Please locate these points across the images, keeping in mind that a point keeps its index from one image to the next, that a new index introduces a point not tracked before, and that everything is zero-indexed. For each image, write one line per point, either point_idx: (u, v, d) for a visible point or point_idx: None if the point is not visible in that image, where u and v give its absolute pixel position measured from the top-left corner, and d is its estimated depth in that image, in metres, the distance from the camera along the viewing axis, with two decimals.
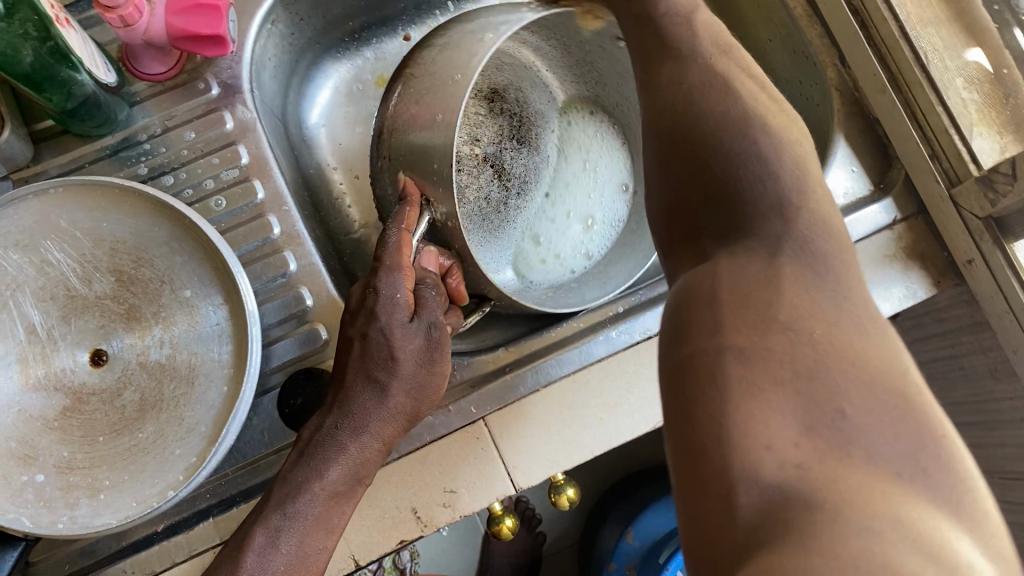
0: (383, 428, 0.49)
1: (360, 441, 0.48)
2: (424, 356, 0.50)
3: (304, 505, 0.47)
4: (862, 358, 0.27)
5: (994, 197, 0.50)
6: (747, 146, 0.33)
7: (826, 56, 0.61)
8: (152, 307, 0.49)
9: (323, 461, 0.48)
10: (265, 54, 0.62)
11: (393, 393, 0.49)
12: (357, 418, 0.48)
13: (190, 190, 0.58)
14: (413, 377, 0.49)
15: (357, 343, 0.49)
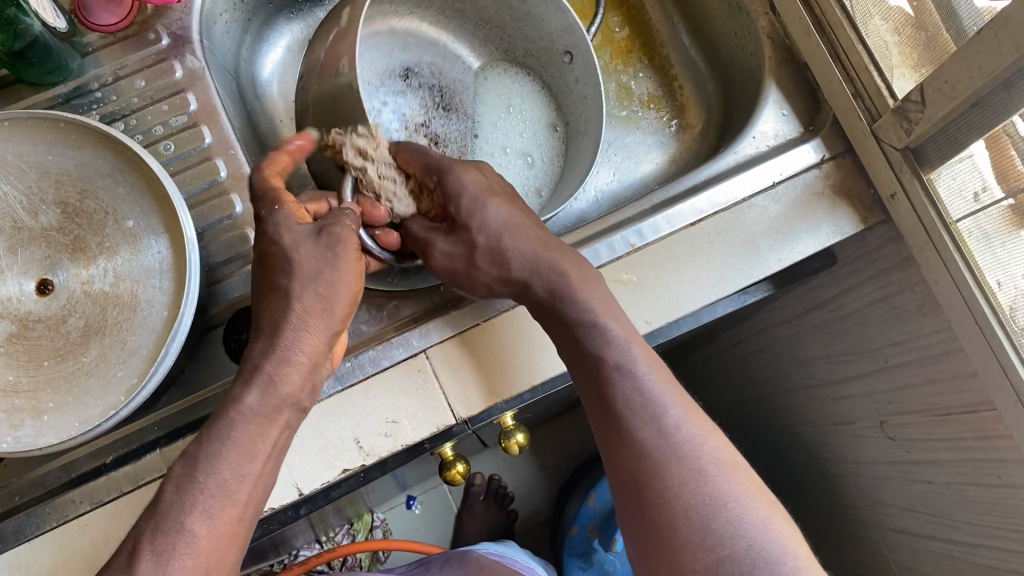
0: (301, 339, 0.47)
1: (273, 360, 0.46)
2: (326, 252, 0.48)
3: (223, 429, 0.44)
4: None
5: (909, 126, 0.53)
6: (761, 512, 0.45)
7: (758, 6, 0.63)
8: (97, 238, 0.51)
9: (238, 387, 0.46)
10: (216, 8, 0.64)
11: (300, 297, 0.47)
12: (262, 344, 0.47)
13: (140, 135, 0.59)
14: (316, 274, 0.48)
15: (256, 266, 0.50)
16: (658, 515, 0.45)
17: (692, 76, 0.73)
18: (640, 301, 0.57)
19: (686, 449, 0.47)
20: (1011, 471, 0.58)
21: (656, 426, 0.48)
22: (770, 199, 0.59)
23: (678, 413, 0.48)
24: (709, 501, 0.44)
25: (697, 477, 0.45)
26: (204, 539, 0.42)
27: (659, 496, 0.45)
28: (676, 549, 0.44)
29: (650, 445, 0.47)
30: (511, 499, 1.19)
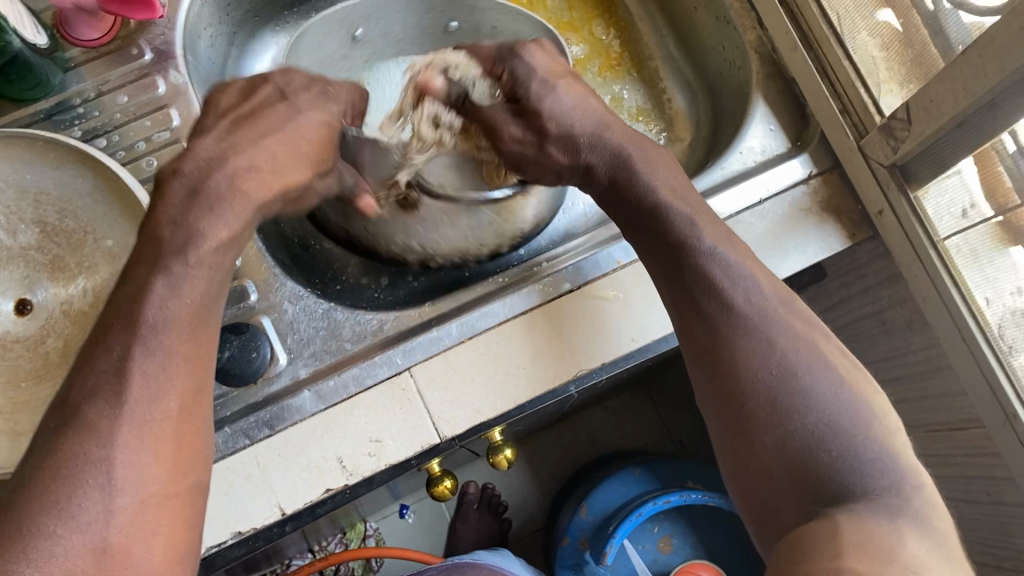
0: (304, 109, 0.47)
1: (241, 199, 0.42)
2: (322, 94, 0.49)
3: (188, 250, 0.39)
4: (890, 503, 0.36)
5: (895, 144, 0.52)
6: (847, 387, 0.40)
7: (745, 20, 0.63)
8: (76, 258, 0.51)
9: (206, 219, 0.40)
10: (198, 23, 0.64)
11: (301, 112, 0.46)
12: (243, 163, 0.42)
13: (123, 151, 0.59)
14: (312, 109, 0.47)
15: (229, 108, 0.46)
16: (728, 383, 0.42)
17: (681, 89, 0.72)
18: (627, 320, 0.57)
19: (761, 318, 0.42)
20: (1001, 488, 0.57)
21: (732, 306, 0.43)
22: (756, 216, 0.58)
23: (756, 289, 0.43)
24: (786, 369, 0.41)
25: (777, 352, 0.41)
26: (162, 420, 0.35)
27: (739, 362, 0.41)
28: (742, 402, 0.41)
29: (729, 326, 0.42)
30: (504, 507, 1.17)
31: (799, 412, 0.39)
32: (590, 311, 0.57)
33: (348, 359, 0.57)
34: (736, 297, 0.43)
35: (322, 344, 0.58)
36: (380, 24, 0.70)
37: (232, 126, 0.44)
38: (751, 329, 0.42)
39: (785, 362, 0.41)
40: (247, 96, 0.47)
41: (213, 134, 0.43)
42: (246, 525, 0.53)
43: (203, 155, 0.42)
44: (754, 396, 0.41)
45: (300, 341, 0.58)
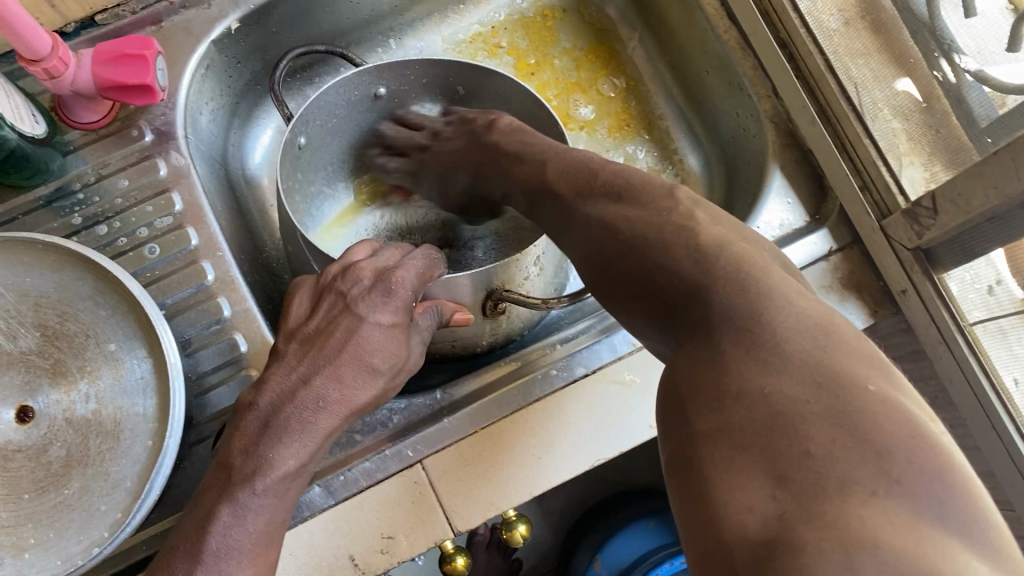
0: (368, 312, 0.46)
1: (325, 420, 0.44)
2: (382, 288, 0.46)
3: (266, 484, 0.42)
4: (854, 409, 0.27)
5: (920, 230, 0.50)
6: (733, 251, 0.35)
7: (760, 88, 0.61)
8: (78, 361, 0.49)
9: (288, 445, 0.43)
10: (200, 99, 0.62)
11: (364, 326, 0.46)
12: (327, 393, 0.44)
13: (125, 238, 0.57)
14: (381, 308, 0.46)
15: (301, 329, 0.47)
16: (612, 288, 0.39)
17: (694, 149, 0.71)
18: (643, 407, 0.55)
19: (627, 220, 0.40)
20: None
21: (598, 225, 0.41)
22: None
23: (588, 202, 0.42)
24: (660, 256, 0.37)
25: (629, 236, 0.39)
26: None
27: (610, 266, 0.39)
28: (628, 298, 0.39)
29: (595, 242, 0.41)
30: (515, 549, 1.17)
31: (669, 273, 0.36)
32: (605, 397, 0.56)
33: (358, 451, 0.55)
34: (585, 218, 0.42)
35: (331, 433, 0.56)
36: (319, 120, 0.63)
37: (303, 353, 0.45)
38: (604, 237, 0.40)
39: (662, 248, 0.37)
40: (316, 306, 0.48)
41: (289, 361, 0.46)
42: None
43: (292, 390, 0.44)
44: (632, 284, 0.38)
45: None
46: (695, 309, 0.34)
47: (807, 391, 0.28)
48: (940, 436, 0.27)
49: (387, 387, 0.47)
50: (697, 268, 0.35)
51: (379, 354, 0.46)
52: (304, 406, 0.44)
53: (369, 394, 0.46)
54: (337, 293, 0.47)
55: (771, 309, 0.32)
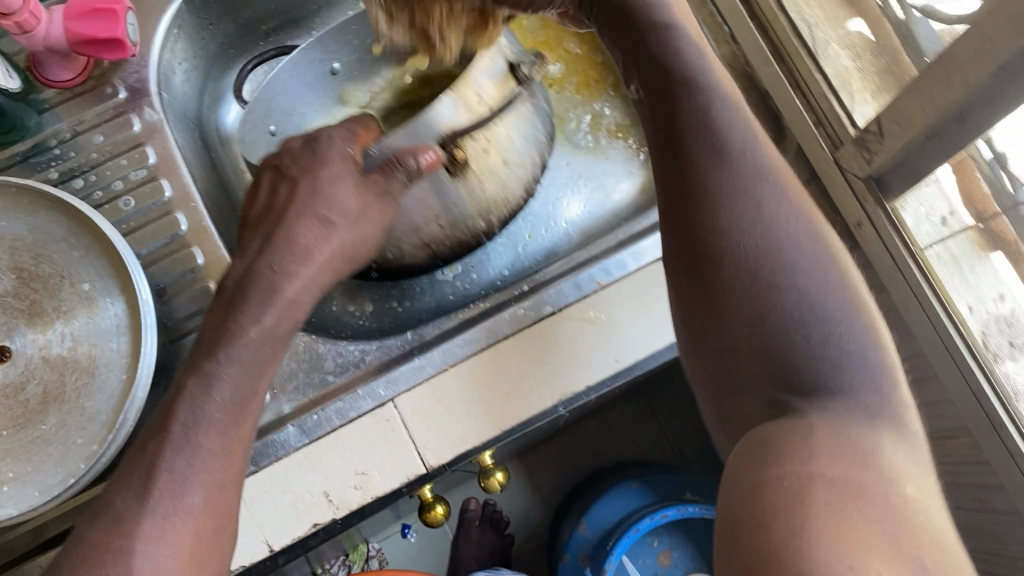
0: (314, 172, 0.47)
1: (287, 280, 0.45)
2: (309, 150, 0.48)
3: (237, 353, 0.42)
4: (908, 513, 0.30)
5: (868, 156, 0.52)
6: (838, 281, 0.36)
7: (718, 34, 0.63)
8: (53, 302, 0.50)
9: (252, 308, 0.44)
10: (173, 59, 0.64)
11: (301, 189, 0.47)
12: (282, 256, 0.45)
13: (100, 192, 0.59)
14: (319, 162, 0.48)
15: (253, 211, 0.49)
16: (699, 248, 0.37)
17: None
18: (609, 339, 0.56)
19: (765, 200, 0.37)
20: (994, 496, 0.57)
21: (737, 173, 0.38)
22: None
23: (728, 137, 0.39)
24: (727, 223, 0.37)
25: (741, 200, 0.37)
26: (184, 519, 0.38)
27: (706, 217, 0.37)
28: (709, 266, 0.37)
29: (715, 182, 0.38)
30: (507, 524, 1.13)
31: (778, 275, 0.35)
32: (570, 333, 0.57)
33: (329, 392, 0.58)
34: (726, 155, 0.38)
35: (305, 378, 0.58)
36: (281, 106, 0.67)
37: (257, 233, 0.47)
38: (727, 195, 0.37)
39: (735, 218, 0.37)
40: (259, 186, 0.49)
41: (247, 244, 0.47)
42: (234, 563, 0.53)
43: (250, 263, 0.46)
44: (730, 267, 0.36)
45: (282, 377, 0.58)
46: (789, 330, 0.35)
47: (864, 469, 0.31)
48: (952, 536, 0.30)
49: (347, 244, 0.47)
50: (775, 255, 0.36)
51: (331, 207, 0.47)
52: (261, 274, 0.45)
53: (331, 247, 0.47)
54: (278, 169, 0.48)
55: (856, 382, 0.34)
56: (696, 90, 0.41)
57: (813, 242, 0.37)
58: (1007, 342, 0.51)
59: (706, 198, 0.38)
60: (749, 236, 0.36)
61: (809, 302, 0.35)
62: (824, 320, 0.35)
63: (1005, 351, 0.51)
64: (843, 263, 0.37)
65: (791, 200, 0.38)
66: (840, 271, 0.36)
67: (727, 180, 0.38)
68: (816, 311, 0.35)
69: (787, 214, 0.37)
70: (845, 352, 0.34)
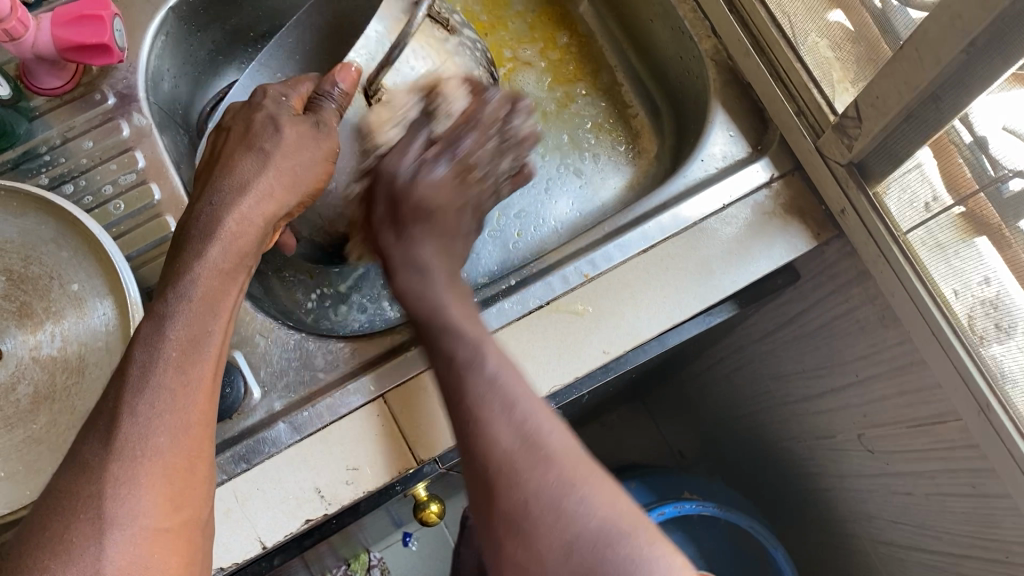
0: (253, 120, 0.52)
1: (227, 208, 0.48)
2: (245, 104, 0.54)
3: (186, 290, 0.43)
4: None
5: (849, 142, 0.54)
6: (608, 519, 0.39)
7: (701, 29, 0.65)
8: (43, 303, 0.51)
9: (196, 242, 0.46)
10: (162, 65, 0.66)
11: (238, 136, 0.52)
12: (219, 187, 0.49)
13: (90, 196, 0.59)
14: (253, 115, 0.52)
15: (200, 161, 0.53)
16: (473, 450, 0.43)
17: (645, 102, 0.75)
18: (597, 332, 0.57)
19: (548, 473, 0.41)
20: (984, 480, 0.57)
21: (519, 433, 0.42)
22: (720, 222, 0.59)
23: (501, 413, 0.43)
24: (529, 490, 0.40)
25: (531, 467, 0.41)
26: (152, 461, 0.38)
27: (506, 482, 0.41)
28: (498, 484, 0.41)
29: (487, 444, 0.42)
30: None
31: (551, 534, 0.39)
32: (561, 321, 0.57)
33: (319, 388, 0.58)
34: (510, 437, 0.42)
35: (296, 375, 0.58)
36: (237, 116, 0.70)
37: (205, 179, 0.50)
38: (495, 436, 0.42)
39: (513, 455, 0.41)
40: (209, 143, 0.54)
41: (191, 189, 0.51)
42: (227, 560, 0.53)
43: (192, 204, 0.49)
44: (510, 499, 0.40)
45: (273, 374, 0.58)
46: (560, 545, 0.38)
47: None
48: None
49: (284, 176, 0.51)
50: (560, 495, 0.40)
51: (266, 139, 0.51)
52: (201, 209, 0.48)
53: (268, 172, 0.50)
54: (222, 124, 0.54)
55: None
56: (480, 374, 0.45)
57: (585, 484, 0.40)
58: (993, 325, 0.50)
59: (494, 443, 0.42)
60: (555, 518, 0.39)
61: (607, 533, 0.39)
62: (626, 545, 0.38)
63: (991, 334, 0.51)
64: (603, 486, 0.41)
65: (592, 481, 0.41)
66: (621, 503, 0.40)
67: (528, 486, 0.40)
68: (632, 564, 0.38)
69: (539, 469, 0.41)
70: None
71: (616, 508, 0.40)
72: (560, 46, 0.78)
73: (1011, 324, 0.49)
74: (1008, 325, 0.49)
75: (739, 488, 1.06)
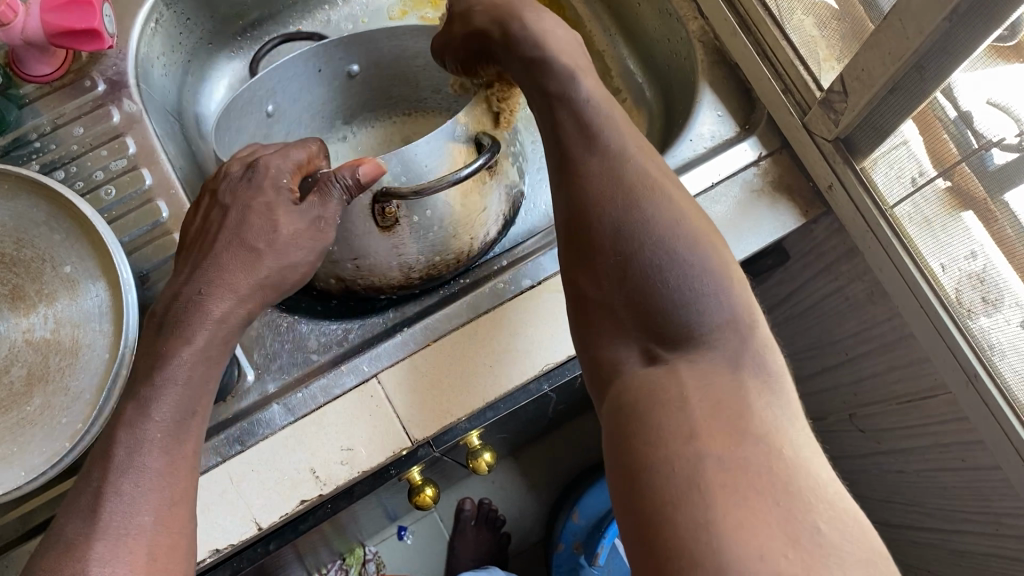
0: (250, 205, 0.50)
1: (213, 301, 0.48)
2: (244, 176, 0.52)
3: (173, 373, 0.45)
4: (729, 431, 0.33)
5: (836, 117, 0.54)
6: (704, 260, 0.40)
7: (687, 11, 0.66)
8: (36, 286, 0.51)
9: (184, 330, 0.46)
10: (151, 52, 0.66)
11: (232, 215, 0.50)
12: (211, 278, 0.48)
13: (82, 182, 0.59)
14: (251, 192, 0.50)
15: (193, 230, 0.52)
16: (572, 187, 0.44)
17: (633, 86, 0.76)
18: None
19: (650, 207, 0.42)
20: (973, 453, 0.57)
21: (615, 166, 0.44)
22: (710, 200, 0.59)
23: (604, 157, 0.44)
24: (628, 219, 0.42)
25: (630, 195, 0.42)
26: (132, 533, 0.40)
27: (596, 208, 0.43)
28: (591, 219, 0.43)
29: (589, 169, 0.44)
30: (503, 522, 1.11)
31: (652, 261, 0.40)
32: (553, 304, 0.58)
33: (313, 370, 0.58)
34: (610, 174, 0.44)
35: (289, 357, 0.59)
36: (288, 91, 0.68)
37: (198, 258, 0.49)
38: (604, 171, 0.44)
39: (606, 214, 0.42)
40: (197, 209, 0.53)
41: (180, 267, 0.50)
42: (222, 542, 0.53)
43: (182, 284, 0.49)
44: (601, 236, 0.42)
45: (266, 357, 0.59)
46: (664, 284, 0.40)
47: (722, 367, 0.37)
48: (782, 437, 0.34)
49: (277, 270, 0.50)
50: (635, 223, 0.41)
51: (258, 234, 0.49)
52: (188, 297, 0.48)
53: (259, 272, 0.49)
54: (216, 195, 0.52)
55: (718, 357, 0.38)
56: (584, 146, 0.45)
57: (692, 233, 0.41)
58: (980, 298, 0.51)
59: (588, 176, 0.44)
60: (628, 240, 0.41)
61: (665, 255, 0.40)
62: (698, 283, 0.39)
63: (978, 307, 0.51)
64: (717, 244, 0.42)
65: (694, 225, 0.42)
66: (722, 262, 0.41)
67: (601, 223, 0.42)
68: (690, 291, 0.39)
69: (648, 200, 0.42)
70: (700, 296, 0.39)
71: (719, 259, 0.41)
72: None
73: (998, 297, 0.50)
74: (995, 298, 0.50)
75: None
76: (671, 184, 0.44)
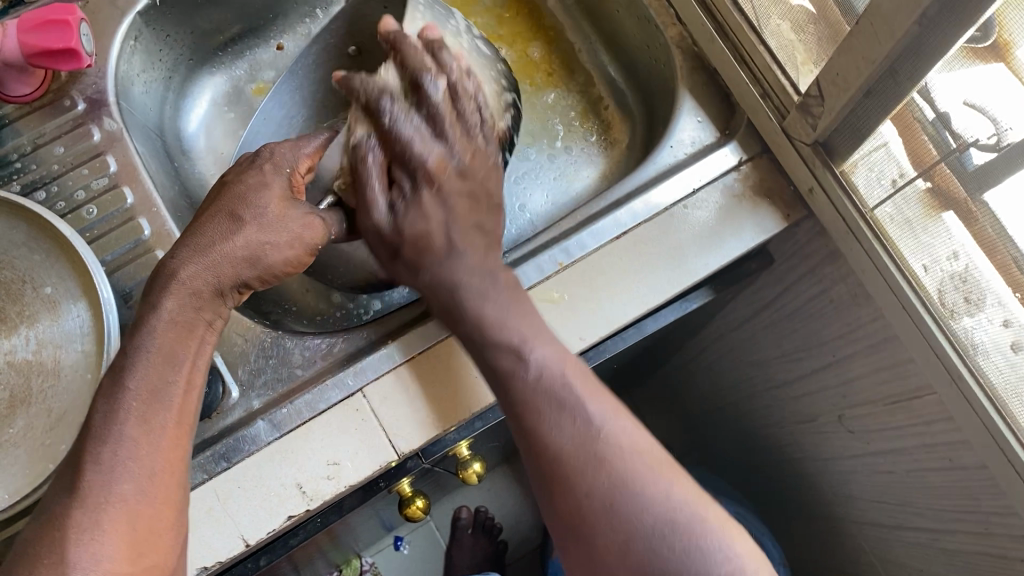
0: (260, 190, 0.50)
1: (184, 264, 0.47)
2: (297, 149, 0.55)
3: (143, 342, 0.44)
4: None
5: (813, 121, 0.55)
6: (689, 498, 0.43)
7: (665, 18, 0.66)
8: (16, 307, 0.51)
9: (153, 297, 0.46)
10: (131, 71, 0.66)
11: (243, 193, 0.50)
12: (192, 241, 0.47)
13: (63, 202, 0.59)
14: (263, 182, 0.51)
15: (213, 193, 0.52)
16: (552, 470, 0.46)
17: (614, 93, 0.76)
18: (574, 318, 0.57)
19: (618, 453, 0.45)
20: (960, 452, 0.57)
21: (583, 428, 0.45)
22: (691, 206, 0.59)
23: (571, 412, 0.46)
24: (614, 496, 0.43)
25: (603, 465, 0.44)
26: (117, 507, 0.41)
27: (575, 494, 0.44)
28: (583, 510, 0.44)
29: (566, 459, 0.45)
30: (500, 529, 1.11)
31: (641, 517, 0.42)
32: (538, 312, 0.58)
33: (297, 385, 0.58)
34: (584, 436, 0.45)
35: (273, 372, 0.59)
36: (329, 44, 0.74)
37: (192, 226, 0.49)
38: (588, 457, 0.45)
39: (591, 483, 0.44)
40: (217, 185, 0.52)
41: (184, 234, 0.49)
42: (210, 560, 0.52)
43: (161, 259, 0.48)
44: (589, 511, 0.44)
45: (251, 372, 0.59)
46: (658, 531, 0.42)
47: None
48: None
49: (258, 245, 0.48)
50: (622, 478, 0.44)
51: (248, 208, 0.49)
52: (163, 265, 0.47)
53: (237, 237, 0.48)
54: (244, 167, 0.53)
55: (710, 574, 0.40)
56: (547, 419, 0.46)
57: (662, 478, 0.44)
58: (963, 298, 0.51)
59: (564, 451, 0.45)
60: (618, 507, 0.43)
61: (663, 523, 0.42)
62: (683, 530, 0.41)
63: (961, 307, 0.51)
64: (684, 481, 0.44)
65: (660, 471, 0.44)
66: (696, 498, 0.43)
67: (593, 501, 0.44)
68: (686, 541, 0.41)
69: (616, 458, 0.44)
70: (709, 558, 0.40)
71: (706, 504, 0.43)
72: (532, 57, 0.78)
73: (981, 296, 0.50)
74: (977, 297, 0.50)
75: (728, 476, 1.07)
76: (628, 419, 0.47)
